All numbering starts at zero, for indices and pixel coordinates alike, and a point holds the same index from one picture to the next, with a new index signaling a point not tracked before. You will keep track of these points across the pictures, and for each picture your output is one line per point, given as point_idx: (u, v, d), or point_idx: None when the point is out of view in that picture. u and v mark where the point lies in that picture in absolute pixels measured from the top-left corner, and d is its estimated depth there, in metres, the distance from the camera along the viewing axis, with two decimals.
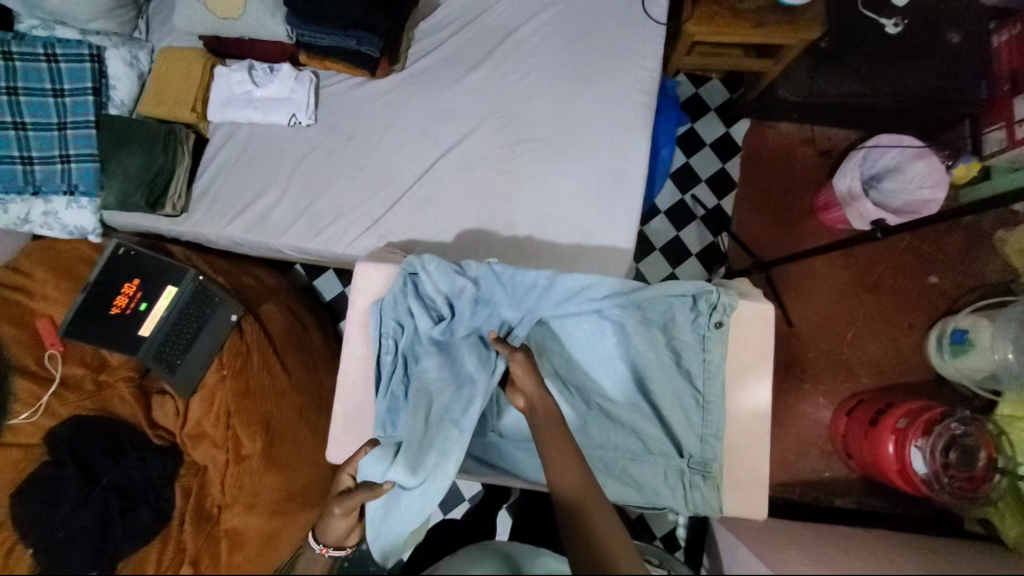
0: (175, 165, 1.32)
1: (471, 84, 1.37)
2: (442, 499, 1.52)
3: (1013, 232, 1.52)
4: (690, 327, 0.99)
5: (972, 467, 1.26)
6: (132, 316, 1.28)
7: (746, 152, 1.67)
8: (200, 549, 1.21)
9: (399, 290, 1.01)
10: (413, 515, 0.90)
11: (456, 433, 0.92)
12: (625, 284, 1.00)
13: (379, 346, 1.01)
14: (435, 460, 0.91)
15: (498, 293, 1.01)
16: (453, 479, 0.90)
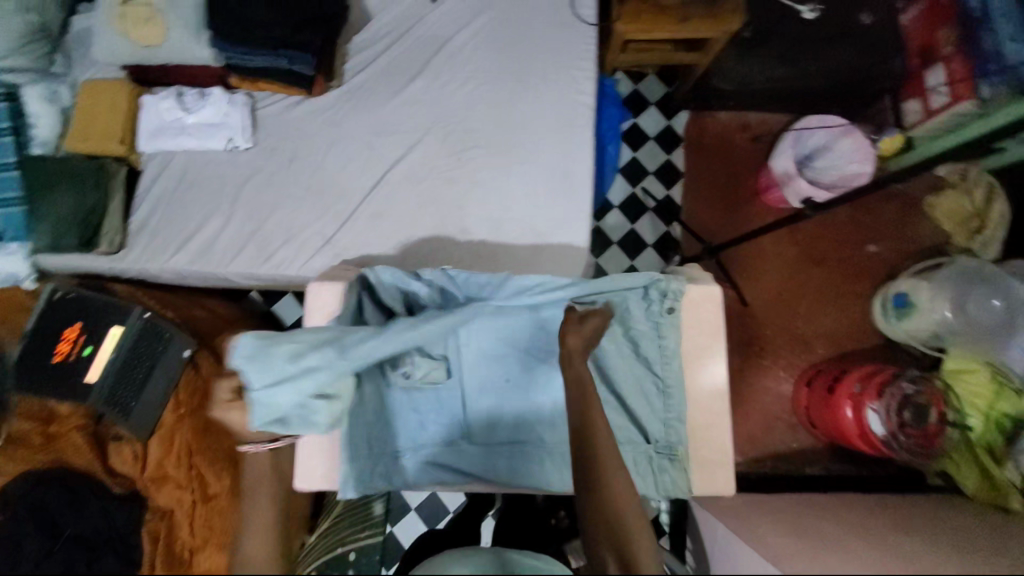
0: (108, 202, 1.28)
1: (412, 95, 1.38)
2: (426, 514, 1.51)
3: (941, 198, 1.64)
4: (643, 315, 1.03)
5: (924, 424, 1.34)
6: (76, 361, 1.23)
7: (689, 142, 1.72)
8: None
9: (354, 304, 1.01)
10: (264, 413, 0.85)
11: (333, 354, 0.85)
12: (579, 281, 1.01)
13: None
14: (295, 370, 0.84)
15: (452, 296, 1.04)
16: (299, 397, 0.84)
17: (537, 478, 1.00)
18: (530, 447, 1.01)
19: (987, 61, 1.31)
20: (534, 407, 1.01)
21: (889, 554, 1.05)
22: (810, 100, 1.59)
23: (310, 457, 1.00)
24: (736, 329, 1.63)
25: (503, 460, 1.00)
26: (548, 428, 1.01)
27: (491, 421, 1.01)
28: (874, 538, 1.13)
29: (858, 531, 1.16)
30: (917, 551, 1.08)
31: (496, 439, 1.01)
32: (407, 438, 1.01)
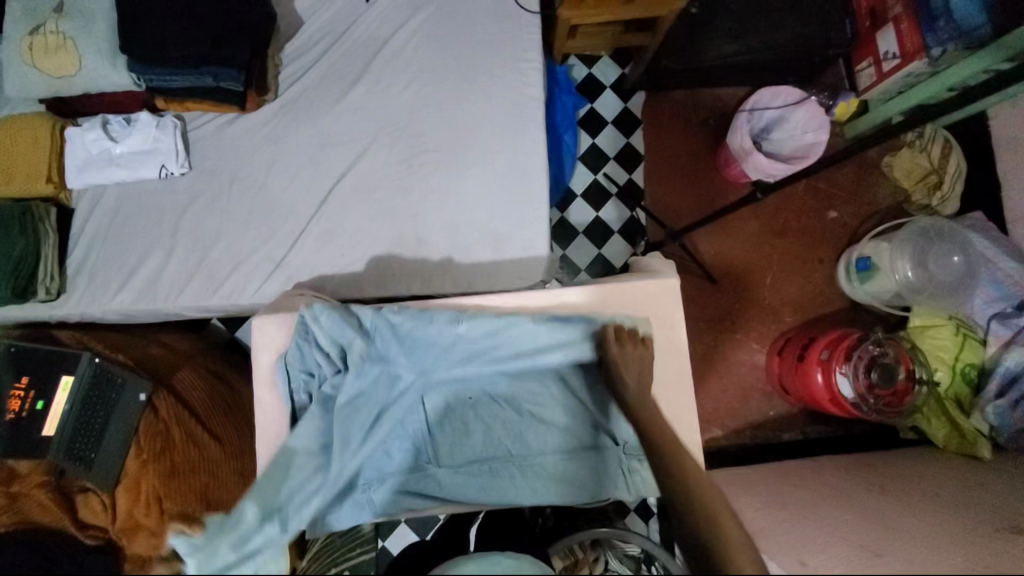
0: (40, 246, 1.19)
1: (353, 103, 1.32)
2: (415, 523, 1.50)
3: (897, 158, 1.65)
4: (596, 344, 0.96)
5: (893, 382, 1.37)
6: (29, 418, 1.17)
7: (645, 122, 1.69)
8: None
9: (298, 349, 0.97)
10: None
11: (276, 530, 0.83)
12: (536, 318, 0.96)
13: (294, 402, 0.99)
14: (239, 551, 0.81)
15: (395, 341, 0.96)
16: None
17: (509, 493, 1.00)
18: (499, 463, 1.01)
19: (937, 18, 1.33)
20: (499, 424, 1.01)
21: (865, 516, 1.08)
22: (762, 71, 1.57)
23: None
24: (706, 308, 1.63)
25: (474, 479, 1.01)
26: (515, 442, 1.01)
27: (458, 443, 1.02)
28: (849, 500, 1.16)
29: (835, 495, 1.19)
30: (891, 510, 1.11)
31: (465, 458, 1.02)
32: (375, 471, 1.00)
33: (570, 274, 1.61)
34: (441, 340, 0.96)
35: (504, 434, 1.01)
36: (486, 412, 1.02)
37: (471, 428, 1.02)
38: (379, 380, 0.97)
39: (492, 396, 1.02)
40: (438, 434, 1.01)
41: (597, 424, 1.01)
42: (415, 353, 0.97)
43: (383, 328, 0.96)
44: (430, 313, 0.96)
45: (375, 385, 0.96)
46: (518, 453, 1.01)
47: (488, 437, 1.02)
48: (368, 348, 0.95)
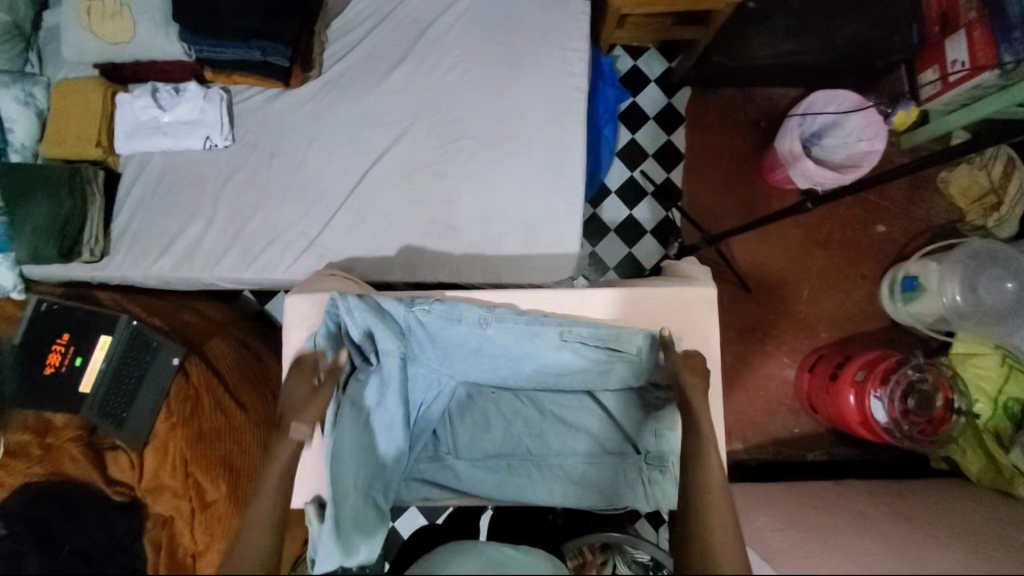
0: (87, 208, 1.23)
1: (394, 83, 1.31)
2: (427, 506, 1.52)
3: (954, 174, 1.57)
4: (634, 364, 0.98)
5: (929, 411, 1.32)
6: (68, 373, 1.21)
7: (690, 120, 1.65)
8: None
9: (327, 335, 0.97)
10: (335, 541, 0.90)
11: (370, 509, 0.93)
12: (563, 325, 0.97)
13: None
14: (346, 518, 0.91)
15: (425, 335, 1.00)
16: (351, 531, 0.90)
17: (525, 491, 1.00)
18: (517, 460, 1.01)
19: (1012, 27, 1.25)
20: (519, 421, 1.03)
21: (888, 546, 1.04)
22: (816, 74, 1.51)
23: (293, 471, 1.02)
24: (737, 317, 1.59)
25: (491, 474, 1.01)
26: (535, 440, 1.02)
27: (478, 436, 1.04)
28: (870, 527, 1.12)
29: (856, 521, 1.15)
30: (915, 542, 1.07)
31: (483, 451, 1.03)
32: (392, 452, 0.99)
33: (598, 272, 1.58)
34: (468, 338, 0.98)
35: (524, 432, 1.02)
36: (508, 408, 1.04)
37: (492, 422, 1.04)
38: (419, 377, 1.04)
39: (514, 392, 1.06)
40: (459, 425, 1.05)
41: (618, 429, 1.01)
42: (442, 355, 1.02)
43: (416, 324, 0.98)
44: (461, 310, 0.97)
45: (416, 383, 1.04)
46: (537, 451, 1.01)
47: (508, 433, 1.03)
48: (402, 344, 0.99)
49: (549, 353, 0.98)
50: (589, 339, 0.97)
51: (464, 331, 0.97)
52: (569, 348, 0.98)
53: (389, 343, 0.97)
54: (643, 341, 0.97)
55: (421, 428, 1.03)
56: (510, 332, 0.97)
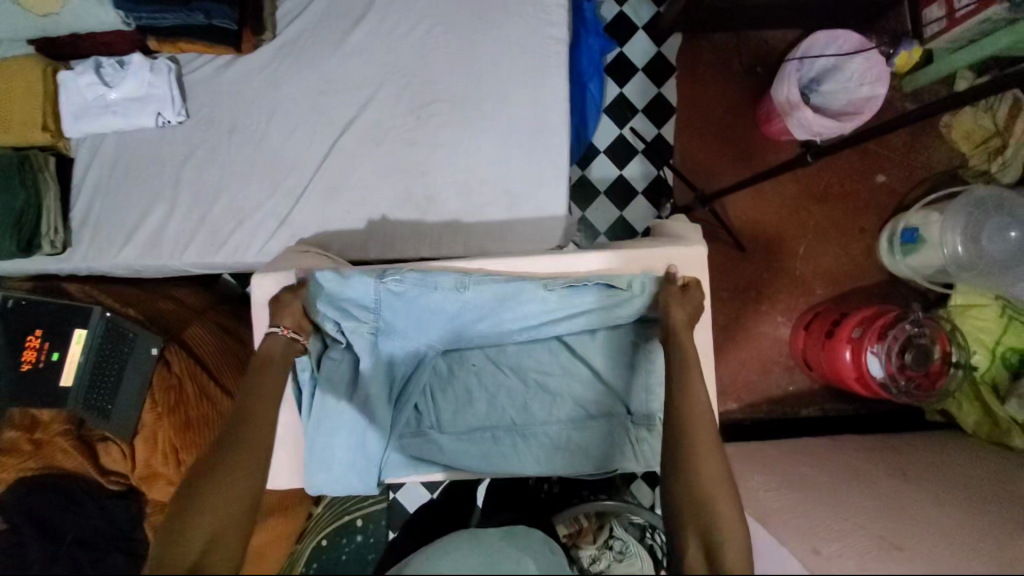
0: (41, 197, 1.17)
1: (357, 44, 1.22)
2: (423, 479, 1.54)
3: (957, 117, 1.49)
4: (630, 307, 0.93)
5: (927, 364, 1.30)
6: (46, 367, 1.16)
7: (681, 70, 1.55)
8: None
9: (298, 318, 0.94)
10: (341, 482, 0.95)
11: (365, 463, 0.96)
12: (544, 285, 0.92)
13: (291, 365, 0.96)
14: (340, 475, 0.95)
15: (396, 306, 0.93)
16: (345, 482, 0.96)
17: (513, 461, 0.97)
18: (502, 431, 0.97)
19: None
20: (503, 392, 0.98)
21: (886, 505, 1.03)
22: (814, 12, 1.41)
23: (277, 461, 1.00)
24: (731, 277, 1.55)
25: (477, 446, 0.97)
26: (519, 410, 0.98)
27: (461, 409, 0.99)
28: (868, 485, 1.11)
29: (854, 479, 1.14)
30: (915, 500, 1.06)
31: (467, 424, 0.99)
32: (369, 427, 0.95)
33: (589, 238, 1.52)
34: (444, 304, 0.93)
35: (508, 403, 0.98)
36: (490, 379, 0.99)
37: (474, 394, 0.99)
38: (395, 348, 0.97)
39: (496, 362, 1.00)
40: (440, 399, 1.00)
41: (606, 394, 0.97)
42: (417, 325, 0.96)
43: (388, 295, 0.92)
44: (437, 276, 0.92)
45: (392, 356, 0.98)
46: (523, 420, 0.97)
47: (492, 405, 0.99)
48: (373, 318, 0.94)
49: (530, 314, 0.95)
50: (574, 296, 0.93)
51: (440, 296, 0.92)
52: (552, 308, 0.94)
53: (359, 318, 0.94)
54: (639, 294, 0.93)
55: (402, 404, 0.98)
56: (489, 293, 0.92)
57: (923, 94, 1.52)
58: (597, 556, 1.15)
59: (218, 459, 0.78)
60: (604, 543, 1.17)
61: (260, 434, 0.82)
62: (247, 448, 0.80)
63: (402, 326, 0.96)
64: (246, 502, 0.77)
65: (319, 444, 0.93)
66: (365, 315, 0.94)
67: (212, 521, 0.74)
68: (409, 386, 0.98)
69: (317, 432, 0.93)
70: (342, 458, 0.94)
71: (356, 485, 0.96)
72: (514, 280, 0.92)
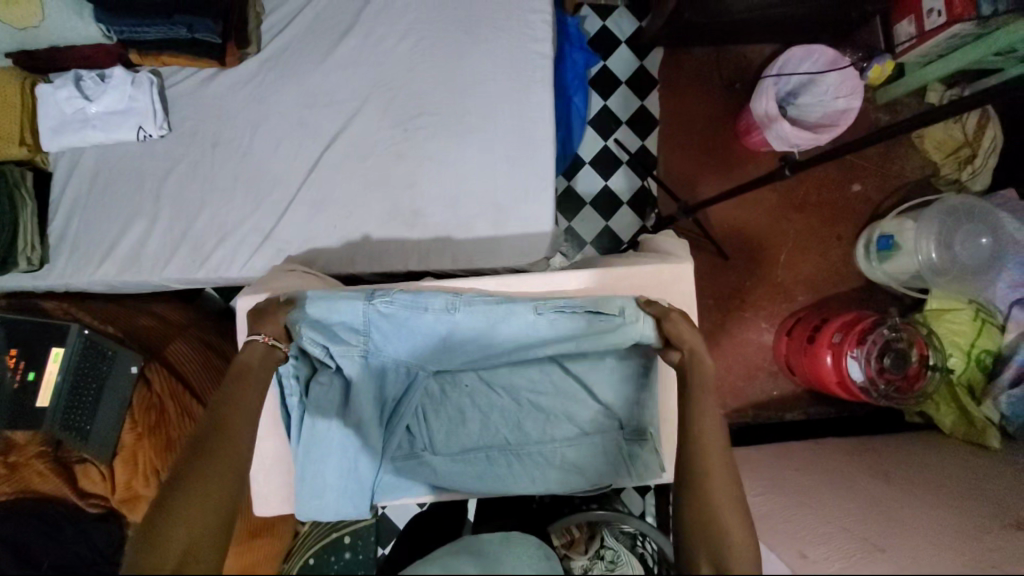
0: (18, 213, 1.14)
1: (343, 57, 1.22)
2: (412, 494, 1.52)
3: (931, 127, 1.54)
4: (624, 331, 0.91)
5: (904, 368, 1.33)
6: (21, 388, 1.12)
7: (663, 84, 1.59)
8: None
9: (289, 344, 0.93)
10: (331, 503, 0.95)
11: (356, 484, 0.96)
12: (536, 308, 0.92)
13: (281, 390, 0.95)
14: (332, 497, 0.95)
15: (386, 331, 0.94)
16: (335, 504, 0.95)
17: (507, 481, 0.97)
18: (496, 451, 0.97)
19: None
20: (496, 412, 0.98)
21: (871, 506, 1.05)
22: (790, 27, 1.46)
23: (265, 479, 0.99)
24: (716, 286, 1.57)
25: (471, 467, 0.97)
26: (512, 429, 0.98)
27: (454, 430, 0.98)
28: (853, 487, 1.13)
29: (840, 482, 1.16)
30: (898, 501, 1.08)
31: (460, 445, 0.98)
32: (361, 451, 0.95)
33: (575, 248, 1.53)
34: (434, 324, 0.93)
35: (501, 423, 0.98)
36: (482, 399, 0.99)
37: (467, 415, 0.98)
38: (387, 369, 0.97)
39: (488, 382, 0.99)
40: (433, 419, 0.99)
41: (599, 410, 0.98)
42: (408, 347, 0.95)
43: (378, 317, 0.92)
44: (426, 298, 0.92)
45: (384, 377, 0.97)
46: (517, 441, 0.97)
47: (485, 424, 0.99)
48: (364, 340, 0.94)
49: (522, 334, 0.93)
50: (566, 318, 0.92)
51: (430, 317, 0.92)
52: (543, 329, 0.93)
53: (350, 341, 0.93)
54: (630, 318, 0.90)
55: (394, 426, 0.97)
56: (480, 317, 0.92)
57: (895, 106, 1.58)
58: (589, 566, 1.14)
59: (193, 472, 0.74)
60: (595, 553, 1.16)
61: (234, 444, 0.78)
62: (224, 462, 0.76)
63: (393, 350, 0.96)
64: (222, 518, 0.73)
65: (311, 470, 0.93)
66: (355, 338, 0.93)
67: (186, 538, 0.69)
68: (401, 408, 0.98)
69: (309, 456, 0.93)
70: (336, 482, 0.94)
71: (348, 507, 0.97)
72: (505, 304, 0.92)
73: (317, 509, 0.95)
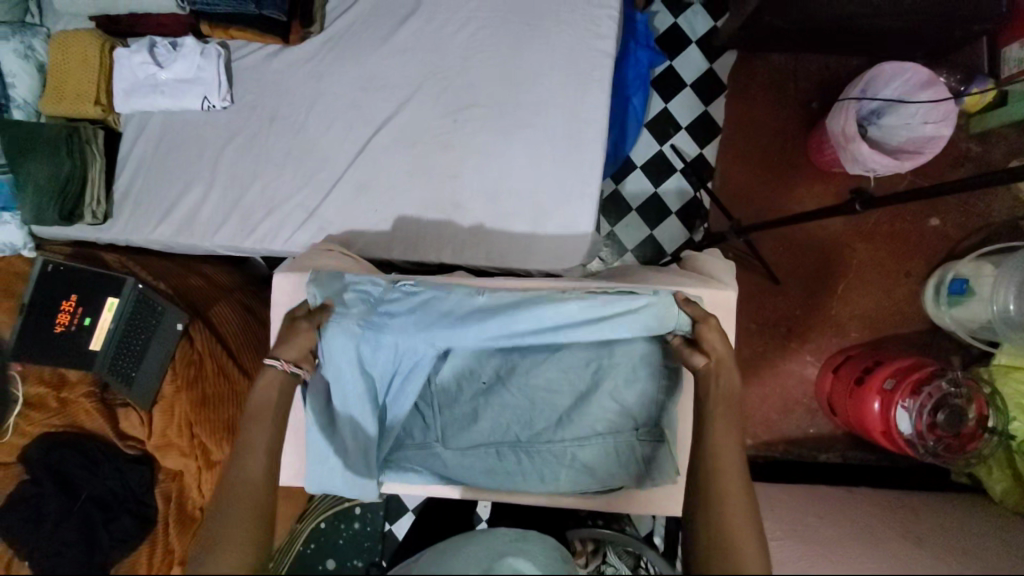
0: (87, 169, 1.21)
1: (401, 42, 1.22)
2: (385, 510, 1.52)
3: None
4: (643, 321, 0.88)
5: (960, 427, 1.21)
6: (77, 332, 1.19)
7: (732, 92, 1.50)
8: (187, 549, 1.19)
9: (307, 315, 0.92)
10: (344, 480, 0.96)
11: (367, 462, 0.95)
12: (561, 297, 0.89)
13: None
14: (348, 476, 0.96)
15: (399, 307, 0.90)
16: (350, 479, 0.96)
17: (518, 479, 0.95)
18: (507, 448, 0.94)
19: None
20: (507, 410, 0.93)
21: (898, 566, 0.97)
22: (881, 41, 1.34)
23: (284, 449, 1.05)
24: (762, 310, 1.50)
25: (481, 462, 0.96)
26: (524, 428, 0.94)
27: (465, 425, 0.95)
28: (883, 545, 1.05)
29: (867, 538, 1.08)
30: (930, 565, 0.99)
31: (470, 441, 0.96)
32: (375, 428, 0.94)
33: (615, 254, 1.49)
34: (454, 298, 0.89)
35: (513, 421, 0.94)
36: (494, 398, 0.94)
37: (479, 412, 0.94)
38: (392, 344, 0.91)
39: (503, 378, 0.94)
40: (446, 411, 0.97)
41: (615, 409, 0.93)
42: (418, 319, 0.90)
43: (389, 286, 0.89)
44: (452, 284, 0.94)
45: (379, 357, 0.92)
46: (527, 438, 0.94)
47: (495, 421, 0.94)
48: (370, 309, 0.91)
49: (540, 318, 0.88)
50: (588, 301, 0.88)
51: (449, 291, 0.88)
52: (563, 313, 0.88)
53: (357, 310, 0.91)
54: (656, 312, 0.88)
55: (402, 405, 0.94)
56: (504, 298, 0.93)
57: (990, 137, 1.43)
58: None
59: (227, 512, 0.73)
60: (595, 569, 1.17)
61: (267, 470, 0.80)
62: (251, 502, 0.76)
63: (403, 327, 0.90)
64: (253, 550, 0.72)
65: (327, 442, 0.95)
66: (363, 308, 0.91)
67: (253, 537, 0.73)
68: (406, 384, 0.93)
69: (328, 432, 0.96)
70: (355, 454, 0.95)
71: (359, 486, 0.96)
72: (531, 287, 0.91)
73: (331, 487, 0.97)
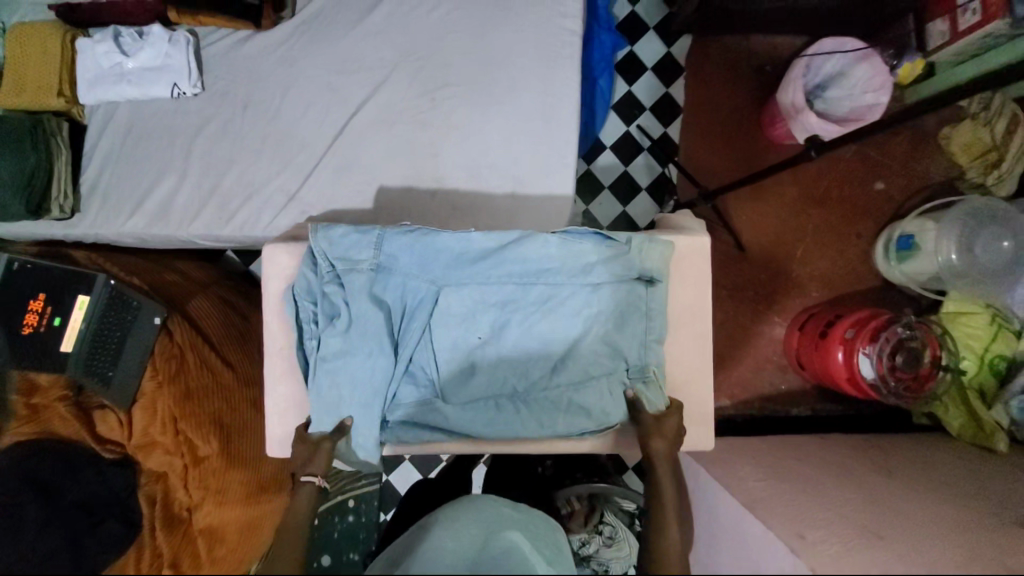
0: (52, 163, 1.17)
1: (374, 25, 1.24)
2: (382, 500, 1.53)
3: (957, 131, 1.54)
4: (626, 263, 0.96)
5: (915, 367, 1.31)
6: (47, 333, 1.15)
7: (690, 72, 1.59)
8: (176, 549, 1.11)
9: (312, 274, 0.96)
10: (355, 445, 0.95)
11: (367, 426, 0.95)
12: (549, 241, 0.95)
13: (300, 331, 0.97)
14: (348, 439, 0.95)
15: (399, 258, 0.95)
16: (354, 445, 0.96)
17: (519, 429, 0.97)
18: (505, 399, 0.97)
19: None
20: (504, 361, 0.97)
21: (874, 497, 1.04)
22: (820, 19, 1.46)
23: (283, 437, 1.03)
24: (731, 277, 1.58)
25: (481, 416, 0.97)
26: (521, 378, 0.97)
27: (464, 379, 0.97)
28: (857, 480, 1.12)
29: (842, 475, 1.15)
30: (899, 494, 1.07)
31: (470, 395, 0.97)
32: (371, 390, 0.95)
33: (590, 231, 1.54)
34: (453, 243, 0.95)
35: (510, 371, 0.97)
36: (491, 348, 0.97)
37: (477, 365, 0.97)
38: (398, 289, 0.96)
39: (499, 329, 0.97)
40: (444, 367, 0.98)
41: (607, 352, 0.97)
42: (417, 265, 0.95)
43: (393, 233, 0.95)
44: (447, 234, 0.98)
45: (380, 305, 0.95)
46: (523, 388, 0.97)
47: (493, 373, 0.97)
48: (374, 255, 0.94)
49: (534, 260, 0.95)
50: (575, 244, 0.95)
51: (449, 236, 0.95)
52: (554, 255, 0.95)
53: (359, 257, 0.94)
54: (636, 255, 0.96)
55: (401, 358, 0.96)
56: (495, 244, 0.96)
57: None
58: (586, 540, 1.19)
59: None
60: (594, 527, 1.20)
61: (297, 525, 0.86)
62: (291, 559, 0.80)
63: (404, 275, 0.95)
64: None
65: (332, 402, 0.94)
66: (364, 254, 0.94)
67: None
68: (406, 338, 0.96)
69: (326, 395, 0.94)
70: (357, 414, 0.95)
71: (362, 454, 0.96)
72: (520, 234, 0.96)
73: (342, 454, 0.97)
